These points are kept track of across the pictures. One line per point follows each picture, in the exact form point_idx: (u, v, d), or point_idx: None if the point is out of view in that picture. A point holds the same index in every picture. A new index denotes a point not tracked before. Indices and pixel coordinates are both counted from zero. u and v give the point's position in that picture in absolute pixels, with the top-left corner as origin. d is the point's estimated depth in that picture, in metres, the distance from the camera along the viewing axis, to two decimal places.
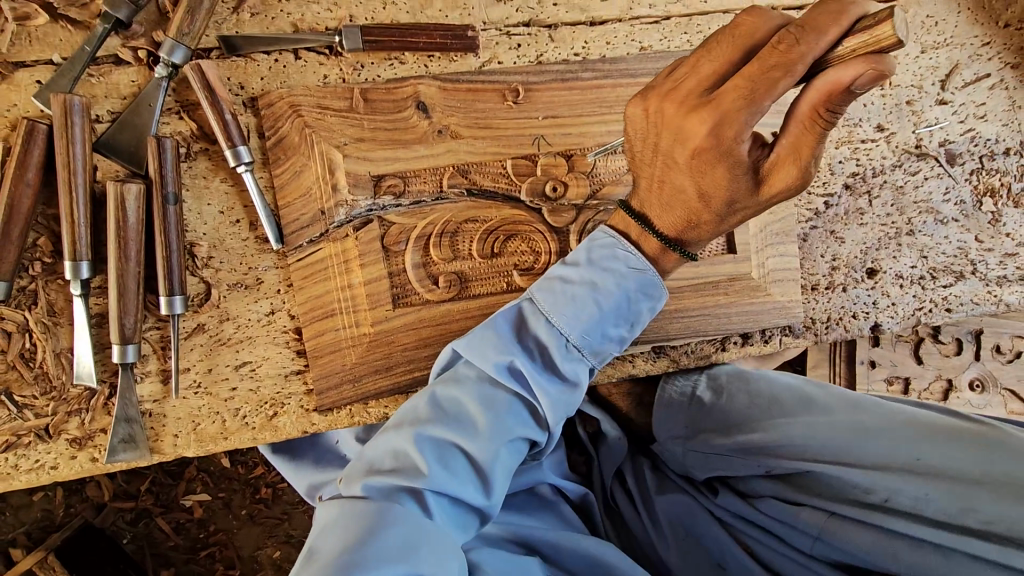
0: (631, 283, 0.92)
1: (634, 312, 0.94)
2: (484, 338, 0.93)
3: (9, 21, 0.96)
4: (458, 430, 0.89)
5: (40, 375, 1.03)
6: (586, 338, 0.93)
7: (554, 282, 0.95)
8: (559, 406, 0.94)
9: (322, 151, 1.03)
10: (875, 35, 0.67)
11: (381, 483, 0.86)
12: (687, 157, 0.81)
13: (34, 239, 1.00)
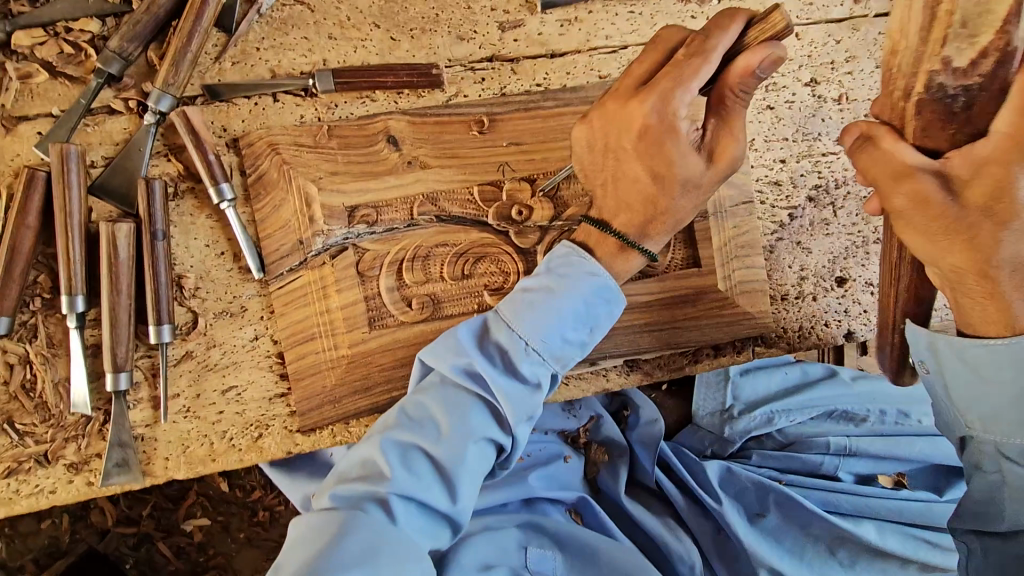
0: (586, 287, 0.96)
1: (592, 312, 0.97)
2: (445, 346, 0.98)
3: (13, 79, 1.05)
4: (421, 436, 0.93)
5: (39, 404, 1.09)
6: (544, 340, 0.95)
7: (515, 292, 0.99)
8: (520, 409, 0.95)
9: (299, 186, 1.10)
10: (768, 24, 0.83)
11: (348, 491, 0.91)
12: (634, 141, 0.91)
13: (34, 276, 1.07)
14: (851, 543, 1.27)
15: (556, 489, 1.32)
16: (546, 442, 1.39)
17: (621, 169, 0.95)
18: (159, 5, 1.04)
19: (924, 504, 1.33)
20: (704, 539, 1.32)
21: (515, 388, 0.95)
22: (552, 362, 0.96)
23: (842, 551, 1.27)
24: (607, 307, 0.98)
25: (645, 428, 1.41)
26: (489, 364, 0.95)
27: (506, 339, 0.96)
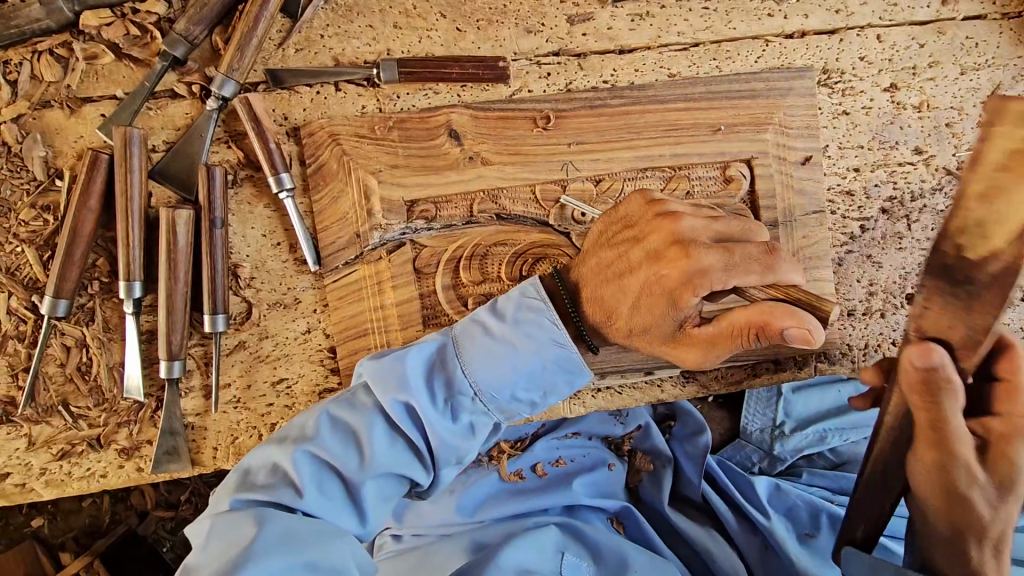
0: (549, 351, 0.90)
1: (544, 376, 0.92)
2: (389, 370, 0.90)
3: (78, 60, 1.04)
4: (347, 461, 0.89)
5: (93, 388, 1.09)
6: (493, 394, 0.91)
7: (476, 328, 0.91)
8: (444, 453, 0.92)
9: (358, 178, 1.08)
10: (818, 301, 0.93)
11: (253, 497, 0.87)
12: (642, 256, 0.96)
13: (93, 260, 1.07)
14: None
15: (599, 498, 1.29)
16: (592, 448, 1.34)
17: (626, 284, 0.96)
18: None
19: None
20: (748, 555, 1.27)
21: (447, 438, 0.91)
22: (491, 415, 0.93)
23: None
24: (566, 372, 0.92)
25: (692, 440, 1.34)
26: (433, 407, 0.90)
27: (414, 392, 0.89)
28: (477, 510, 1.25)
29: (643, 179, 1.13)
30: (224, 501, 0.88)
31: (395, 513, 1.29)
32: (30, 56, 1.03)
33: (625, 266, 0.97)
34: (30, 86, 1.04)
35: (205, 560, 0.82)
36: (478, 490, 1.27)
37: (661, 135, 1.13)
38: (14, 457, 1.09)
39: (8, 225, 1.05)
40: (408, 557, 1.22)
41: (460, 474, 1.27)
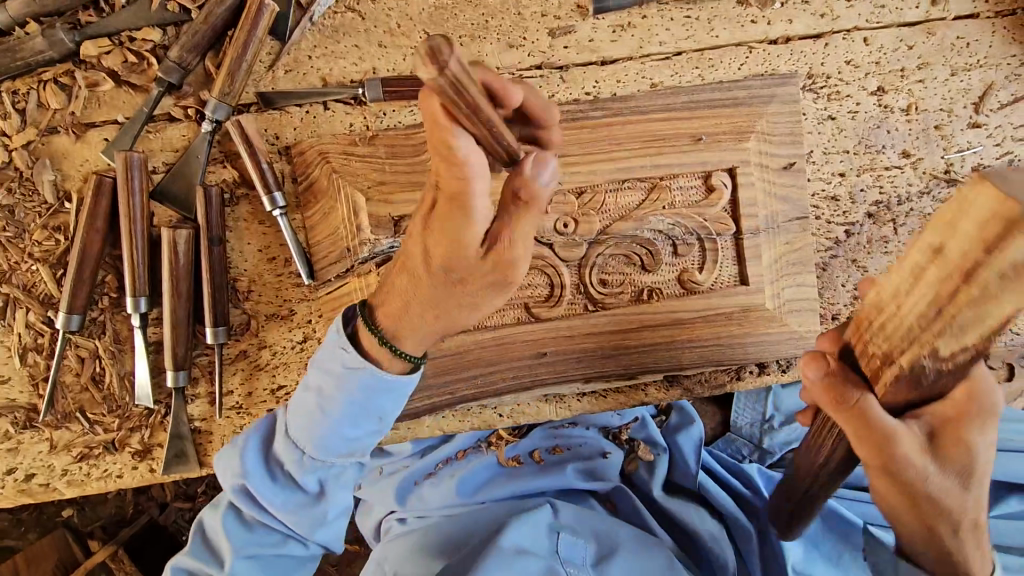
0: (353, 390, 0.89)
1: (377, 408, 0.92)
2: (229, 455, 1.00)
3: (80, 88, 1.09)
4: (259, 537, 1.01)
5: (107, 395, 1.17)
6: (324, 448, 0.95)
7: (298, 391, 0.95)
8: (305, 511, 0.99)
9: (347, 195, 1.11)
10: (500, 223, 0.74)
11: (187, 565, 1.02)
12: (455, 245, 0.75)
13: (102, 276, 1.13)
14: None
15: (592, 482, 1.29)
16: (589, 436, 1.32)
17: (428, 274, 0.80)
18: (215, 15, 1.05)
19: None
20: (744, 540, 1.25)
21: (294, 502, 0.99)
22: (339, 466, 0.97)
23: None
24: (387, 401, 0.91)
25: (685, 431, 1.33)
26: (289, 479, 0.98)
27: (304, 457, 0.96)
28: (475, 493, 1.24)
29: (625, 190, 1.14)
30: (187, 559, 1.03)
31: (398, 497, 1.25)
32: (36, 85, 1.09)
33: (433, 270, 0.78)
34: (38, 113, 1.10)
35: None
36: (478, 472, 1.26)
37: (643, 146, 1.14)
38: (38, 459, 1.18)
39: (23, 245, 1.12)
40: (403, 541, 1.18)
41: (460, 459, 1.27)
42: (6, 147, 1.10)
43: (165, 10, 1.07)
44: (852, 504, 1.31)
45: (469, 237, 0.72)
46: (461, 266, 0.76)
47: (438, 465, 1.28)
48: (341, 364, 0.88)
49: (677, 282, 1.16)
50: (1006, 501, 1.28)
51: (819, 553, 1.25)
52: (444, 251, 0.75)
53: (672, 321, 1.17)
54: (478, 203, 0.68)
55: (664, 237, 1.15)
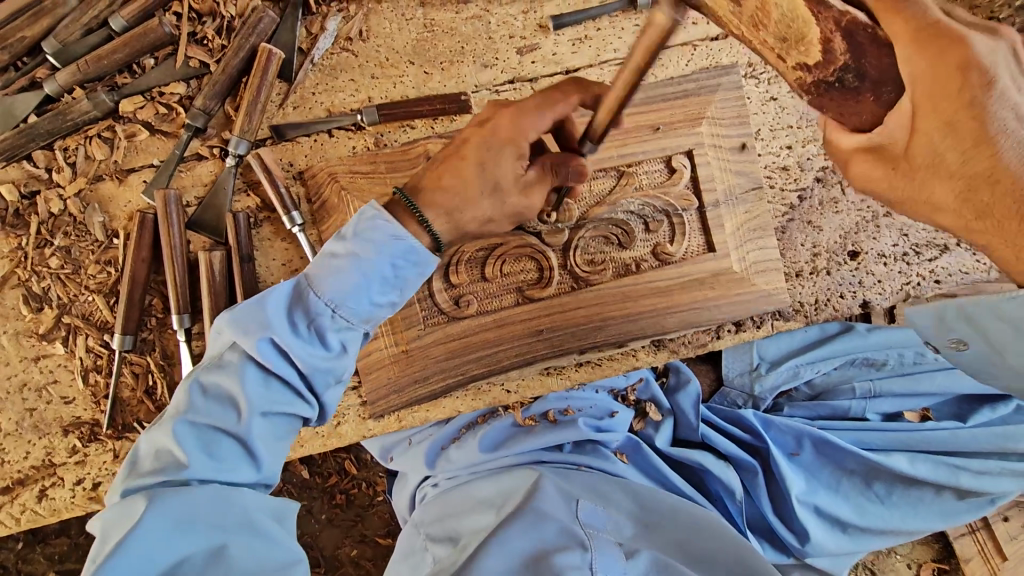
0: (392, 252, 0.93)
1: (403, 277, 0.96)
2: (246, 316, 0.91)
3: (121, 139, 1.27)
4: (278, 398, 0.92)
5: (160, 405, 1.32)
6: (349, 307, 0.93)
7: (321, 259, 0.93)
8: (321, 370, 0.94)
9: (355, 208, 1.27)
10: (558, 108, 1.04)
11: (195, 421, 0.89)
12: (495, 134, 1.00)
13: (150, 300, 1.30)
14: (884, 475, 1.41)
15: (606, 434, 1.39)
16: (598, 399, 1.44)
17: (464, 152, 1.00)
18: (231, 66, 1.24)
19: (950, 434, 1.40)
20: (746, 473, 1.42)
21: (318, 361, 0.93)
22: (357, 329, 0.95)
23: (877, 483, 1.41)
24: (418, 272, 0.96)
25: (684, 390, 1.49)
26: (296, 341, 0.92)
27: (335, 316, 0.93)
28: (497, 448, 1.35)
29: (598, 178, 1.29)
30: (115, 490, 0.90)
31: (428, 461, 1.38)
32: (83, 141, 1.26)
33: (480, 176, 0.98)
34: (85, 165, 1.27)
35: (103, 541, 0.84)
36: (498, 433, 1.38)
37: (609, 140, 1.29)
38: (104, 468, 1.32)
39: (79, 279, 1.28)
40: (434, 505, 1.29)
41: (482, 423, 1.41)
42: (60, 196, 1.27)
43: (188, 66, 1.26)
44: (848, 434, 1.44)
45: (512, 168, 1.01)
46: (506, 187, 1.00)
47: (462, 430, 1.41)
48: (377, 228, 0.92)
49: (652, 255, 1.31)
50: (977, 413, 1.44)
51: (818, 482, 1.42)
52: (496, 169, 0.99)
53: (653, 289, 1.32)
54: (541, 125, 1.01)
55: (636, 216, 1.30)
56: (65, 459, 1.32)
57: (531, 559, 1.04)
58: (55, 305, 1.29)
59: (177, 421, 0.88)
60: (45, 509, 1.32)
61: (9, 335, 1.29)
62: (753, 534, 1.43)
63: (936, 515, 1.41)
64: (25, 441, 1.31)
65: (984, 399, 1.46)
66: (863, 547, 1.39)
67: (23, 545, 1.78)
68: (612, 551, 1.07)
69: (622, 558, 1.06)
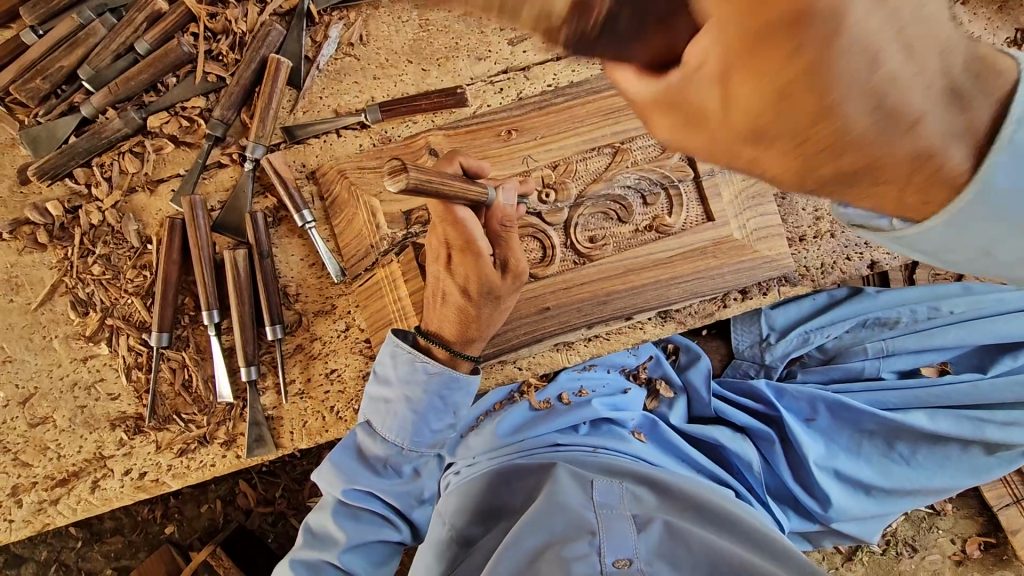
0: (433, 387, 1.21)
1: (452, 401, 1.24)
2: (335, 462, 1.25)
3: (150, 153, 1.38)
4: (372, 527, 1.25)
5: (195, 398, 1.41)
6: (415, 437, 1.24)
7: (378, 401, 1.24)
8: (402, 493, 1.27)
9: (365, 201, 1.35)
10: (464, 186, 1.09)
11: (308, 558, 1.23)
12: (451, 255, 1.15)
13: (182, 300, 1.40)
14: (906, 434, 1.39)
15: (620, 412, 1.42)
16: (610, 377, 1.49)
17: (442, 287, 1.20)
18: (244, 78, 1.34)
19: (972, 386, 1.37)
20: (763, 444, 1.43)
21: (399, 488, 1.27)
22: (425, 454, 1.27)
23: (900, 444, 1.39)
24: (461, 395, 1.24)
25: (694, 366, 1.51)
26: (375, 479, 1.25)
27: (403, 449, 1.25)
28: (514, 433, 1.39)
29: (593, 156, 1.34)
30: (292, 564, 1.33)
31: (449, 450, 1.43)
32: (117, 156, 1.38)
33: (469, 296, 1.17)
34: (119, 179, 1.39)
35: None
36: (514, 417, 1.42)
37: (602, 119, 1.34)
38: (148, 458, 1.42)
39: (119, 284, 1.39)
40: (458, 491, 1.32)
41: (499, 409, 1.45)
42: (99, 209, 1.39)
43: (206, 81, 1.37)
44: (865, 396, 1.42)
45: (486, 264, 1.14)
46: (494, 287, 1.16)
47: (481, 417, 1.45)
48: (422, 371, 1.20)
49: (651, 228, 1.34)
50: (998, 363, 1.40)
51: (838, 446, 1.41)
52: (478, 282, 1.15)
53: (654, 261, 1.34)
54: (470, 225, 1.10)
55: (633, 191, 1.34)
56: (114, 451, 1.42)
57: (543, 553, 1.06)
58: (99, 308, 1.40)
59: (293, 557, 1.23)
60: (98, 498, 1.42)
61: (60, 339, 1.41)
62: (777, 503, 1.43)
63: (967, 471, 1.38)
64: (77, 436, 1.42)
65: (1006, 348, 1.42)
66: (890, 509, 1.39)
67: (82, 543, 1.91)
68: (624, 528, 1.09)
69: (633, 533, 1.07)
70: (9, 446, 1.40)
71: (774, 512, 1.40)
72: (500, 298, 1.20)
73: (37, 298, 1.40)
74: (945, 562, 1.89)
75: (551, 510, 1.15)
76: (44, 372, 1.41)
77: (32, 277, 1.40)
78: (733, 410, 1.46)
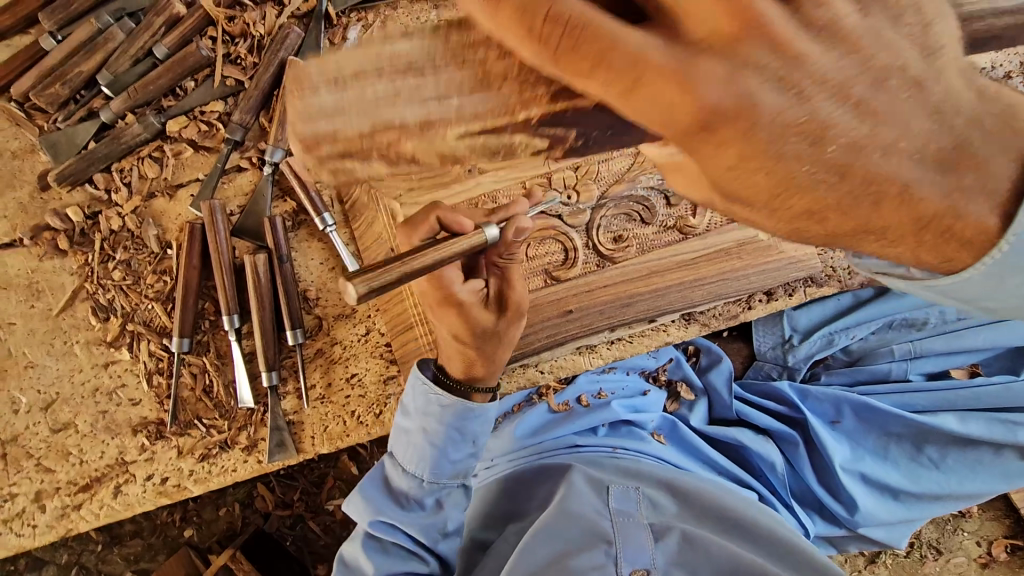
0: (447, 418, 1.18)
1: (470, 431, 1.22)
2: (361, 494, 1.25)
3: (169, 158, 1.38)
4: (399, 560, 1.21)
5: (216, 403, 1.41)
6: (435, 468, 1.22)
7: (399, 434, 1.25)
8: (428, 524, 1.23)
9: (384, 204, 1.30)
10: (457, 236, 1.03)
11: None
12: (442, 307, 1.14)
13: (202, 305, 1.40)
14: (935, 437, 1.37)
15: (638, 415, 1.41)
16: (629, 380, 1.48)
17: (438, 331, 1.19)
18: (263, 81, 1.33)
19: (1004, 388, 1.36)
20: (787, 446, 1.42)
21: (423, 519, 1.22)
22: (449, 486, 1.24)
23: (929, 447, 1.37)
24: (477, 424, 1.21)
25: (716, 369, 1.49)
26: (399, 510, 1.22)
27: (424, 481, 1.22)
28: (533, 434, 1.40)
29: (616, 157, 1.31)
30: None
31: None
32: (136, 162, 1.38)
33: (464, 341, 1.15)
34: (139, 184, 1.38)
35: None
36: (532, 419, 1.42)
37: None
38: (170, 464, 1.42)
39: (140, 289, 1.39)
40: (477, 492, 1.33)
41: (516, 411, 1.44)
42: (119, 214, 1.38)
43: (225, 85, 1.36)
44: (892, 398, 1.40)
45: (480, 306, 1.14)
46: (489, 329, 1.15)
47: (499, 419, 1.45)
48: (437, 402, 1.18)
49: (675, 229, 1.32)
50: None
51: (864, 449, 1.40)
52: (469, 330, 1.13)
53: (677, 263, 1.33)
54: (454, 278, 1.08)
55: (656, 191, 1.32)
56: (135, 456, 1.42)
57: (560, 560, 1.06)
58: (119, 314, 1.40)
59: None
60: (120, 504, 1.42)
61: (81, 345, 1.41)
62: (801, 507, 1.42)
63: (998, 475, 1.36)
64: (99, 442, 1.42)
65: None
66: (919, 513, 1.37)
67: (102, 547, 1.92)
68: (641, 538, 1.09)
69: (650, 543, 1.09)
70: (32, 452, 1.41)
71: (798, 516, 1.39)
72: (501, 337, 1.19)
73: (58, 304, 1.40)
74: (971, 566, 1.86)
75: (568, 516, 1.14)
76: (66, 377, 1.41)
77: (53, 282, 1.40)
78: (753, 411, 1.44)
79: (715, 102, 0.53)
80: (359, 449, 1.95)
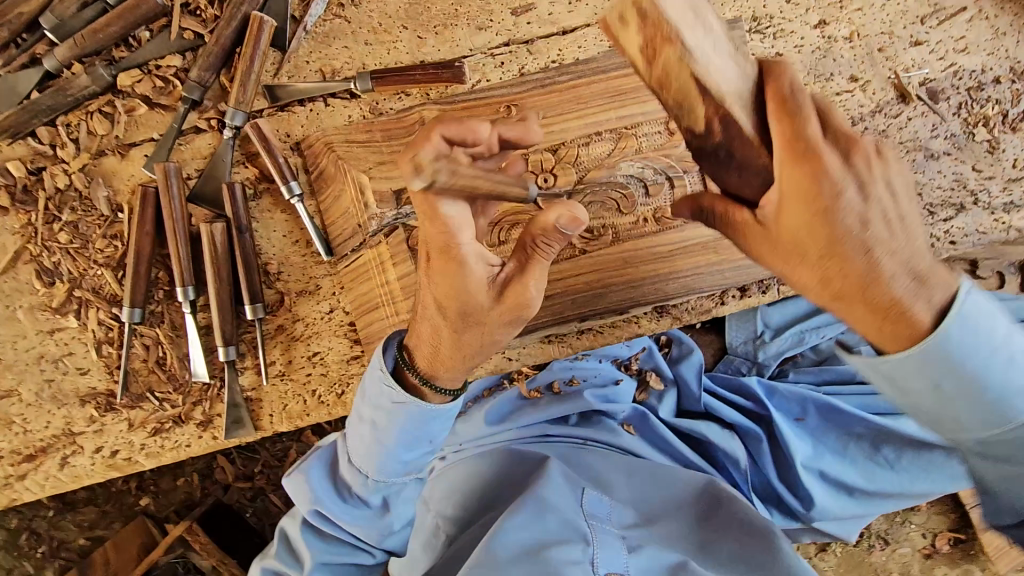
0: (401, 418, 1.09)
1: (427, 434, 1.13)
2: (302, 483, 1.20)
3: (121, 114, 1.28)
4: (338, 551, 1.22)
5: (170, 375, 1.35)
6: (383, 465, 1.15)
7: (353, 426, 1.16)
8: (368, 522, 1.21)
9: (353, 177, 1.27)
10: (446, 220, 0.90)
11: (270, 568, 1.23)
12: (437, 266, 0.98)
13: (156, 273, 1.32)
14: (894, 439, 1.40)
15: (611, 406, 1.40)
16: (603, 368, 1.45)
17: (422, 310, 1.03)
18: (224, 37, 1.24)
19: None
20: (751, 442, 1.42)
21: (366, 515, 1.20)
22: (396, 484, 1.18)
23: (888, 448, 1.40)
24: (434, 427, 1.12)
25: (687, 361, 1.47)
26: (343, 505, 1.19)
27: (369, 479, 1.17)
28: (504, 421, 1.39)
29: (596, 142, 1.27)
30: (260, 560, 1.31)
31: None
32: (84, 116, 1.28)
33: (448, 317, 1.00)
34: (88, 141, 1.29)
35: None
36: (505, 406, 1.41)
37: (609, 102, 1.27)
38: (120, 437, 1.37)
39: (88, 253, 1.31)
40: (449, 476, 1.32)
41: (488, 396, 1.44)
42: (66, 172, 1.29)
43: (183, 38, 1.26)
44: (857, 399, 1.43)
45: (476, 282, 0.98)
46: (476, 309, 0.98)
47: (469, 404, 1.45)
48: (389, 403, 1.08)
49: (654, 221, 1.29)
50: None
51: (825, 446, 1.42)
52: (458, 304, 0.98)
53: (651, 252, 1.30)
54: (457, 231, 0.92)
55: (636, 180, 1.28)
56: (83, 428, 1.37)
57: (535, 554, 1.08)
58: (66, 279, 1.32)
59: (260, 567, 1.24)
60: (67, 475, 1.37)
61: (24, 309, 1.33)
62: (761, 501, 1.44)
63: (950, 477, 1.39)
64: (44, 411, 1.36)
65: None
66: (873, 510, 1.41)
67: (54, 512, 1.86)
68: (614, 545, 1.13)
69: (623, 551, 1.12)
70: None
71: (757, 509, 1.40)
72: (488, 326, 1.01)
73: None
74: (915, 556, 1.93)
75: (541, 502, 1.16)
76: (8, 343, 1.34)
77: None
78: (725, 405, 1.44)
79: (805, 142, 0.74)
80: (323, 423, 1.92)
